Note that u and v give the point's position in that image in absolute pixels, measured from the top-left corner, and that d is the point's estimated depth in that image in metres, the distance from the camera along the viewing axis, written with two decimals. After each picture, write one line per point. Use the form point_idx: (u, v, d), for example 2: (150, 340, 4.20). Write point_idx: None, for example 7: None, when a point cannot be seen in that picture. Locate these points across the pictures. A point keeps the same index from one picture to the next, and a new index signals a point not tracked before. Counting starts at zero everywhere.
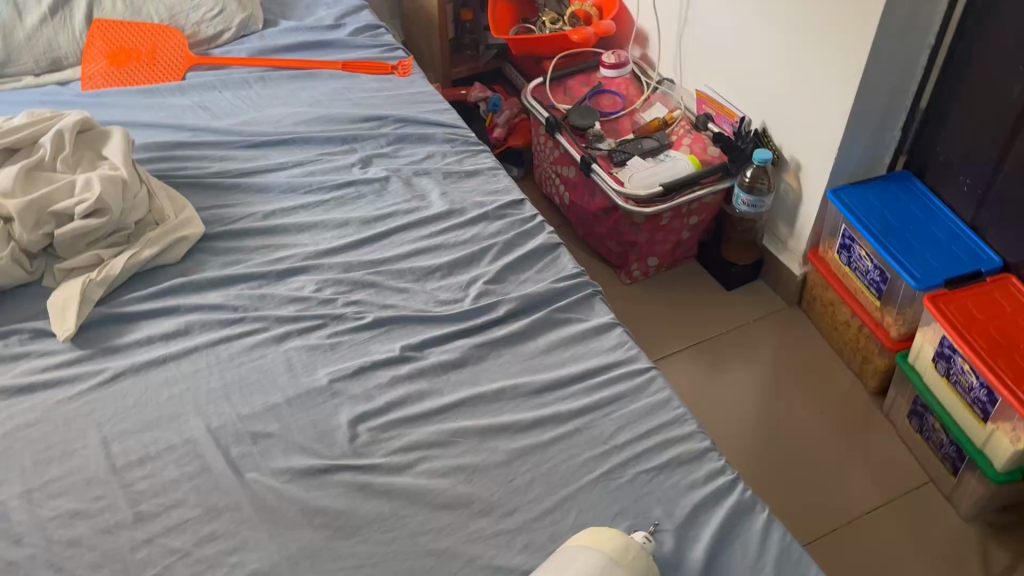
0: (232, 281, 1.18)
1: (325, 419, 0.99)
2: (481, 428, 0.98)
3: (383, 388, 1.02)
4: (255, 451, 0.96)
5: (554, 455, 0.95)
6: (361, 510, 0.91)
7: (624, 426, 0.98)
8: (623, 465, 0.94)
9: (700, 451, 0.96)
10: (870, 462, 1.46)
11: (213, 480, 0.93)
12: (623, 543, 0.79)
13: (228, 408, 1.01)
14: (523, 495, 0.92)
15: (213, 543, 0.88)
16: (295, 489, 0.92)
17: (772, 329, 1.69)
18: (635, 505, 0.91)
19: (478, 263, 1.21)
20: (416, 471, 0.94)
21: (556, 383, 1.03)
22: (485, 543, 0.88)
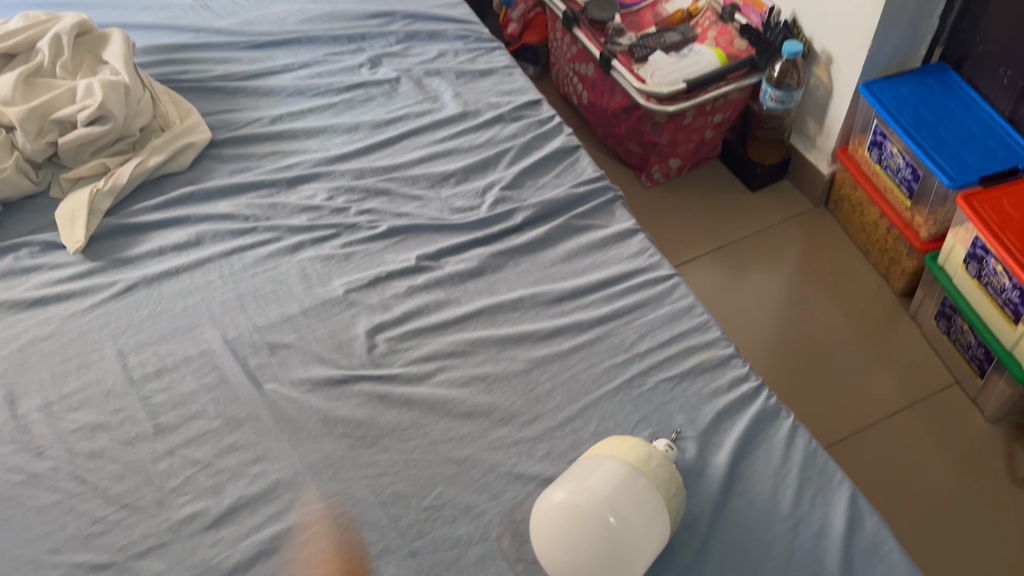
0: (242, 189, 1.15)
1: (342, 329, 0.98)
2: (499, 337, 0.96)
3: (399, 298, 1.00)
4: (273, 362, 0.95)
5: (575, 364, 0.94)
6: (382, 421, 0.90)
7: (646, 334, 0.96)
8: (645, 373, 0.93)
9: (724, 358, 0.94)
10: (894, 365, 1.44)
11: (231, 391, 0.93)
12: (648, 452, 0.77)
13: (243, 318, 1.00)
14: (544, 404, 0.91)
15: (235, 454, 0.88)
16: (314, 399, 0.92)
17: (798, 232, 1.65)
18: (657, 412, 0.90)
19: (494, 167, 1.16)
20: (436, 381, 0.93)
21: (576, 291, 1.01)
22: (506, 452, 0.87)
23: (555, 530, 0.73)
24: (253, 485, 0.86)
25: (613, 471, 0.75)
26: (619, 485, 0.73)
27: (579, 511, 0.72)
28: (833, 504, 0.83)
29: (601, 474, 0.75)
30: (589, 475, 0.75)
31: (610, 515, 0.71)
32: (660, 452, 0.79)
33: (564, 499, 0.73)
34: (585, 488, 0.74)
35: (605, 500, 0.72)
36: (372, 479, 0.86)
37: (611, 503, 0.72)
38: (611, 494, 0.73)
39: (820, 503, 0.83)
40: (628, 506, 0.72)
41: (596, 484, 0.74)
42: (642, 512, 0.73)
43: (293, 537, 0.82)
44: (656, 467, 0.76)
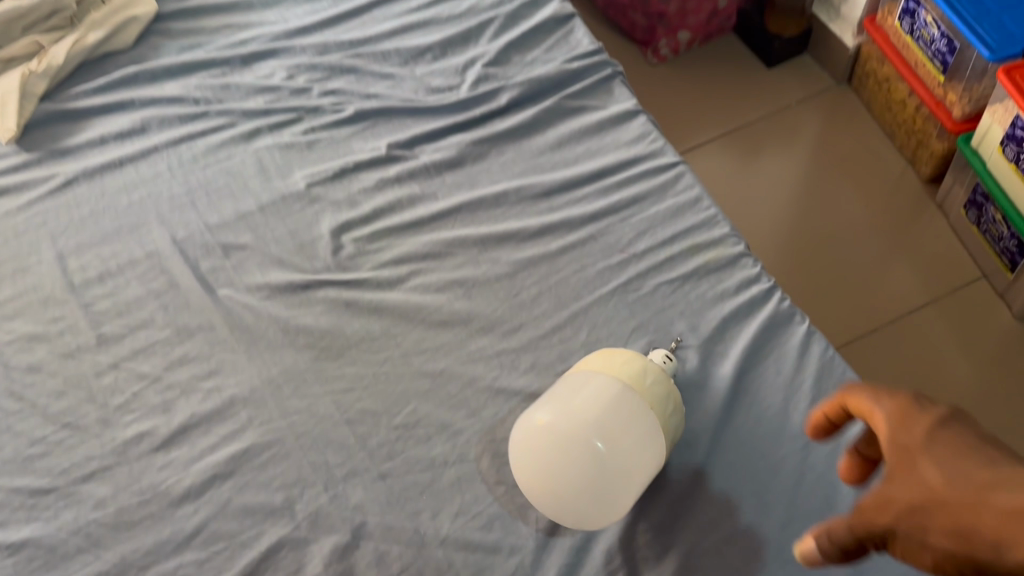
0: (193, 69, 1.02)
1: (304, 228, 0.87)
2: (480, 237, 0.86)
3: (368, 193, 0.89)
4: (228, 265, 0.86)
5: (564, 266, 0.84)
6: (348, 330, 0.81)
7: (645, 231, 0.86)
8: (642, 275, 0.83)
9: (732, 257, 0.83)
10: (916, 258, 1.34)
11: (182, 298, 0.84)
12: (644, 369, 0.67)
13: (195, 216, 0.90)
14: (528, 311, 0.82)
15: (186, 367, 0.80)
16: (273, 307, 0.82)
17: (817, 112, 1.51)
18: (655, 319, 0.80)
19: (476, 41, 1.03)
20: (409, 287, 0.83)
21: (566, 183, 0.89)
22: (485, 364, 0.79)
23: (533, 456, 0.64)
24: (208, 402, 0.78)
25: (602, 392, 0.65)
26: (608, 409, 0.64)
27: (562, 436, 0.63)
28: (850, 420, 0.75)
29: (589, 396, 0.65)
30: (575, 396, 0.66)
31: (596, 445, 0.63)
32: (658, 368, 0.69)
33: (545, 422, 0.65)
34: (570, 411, 0.64)
35: (591, 427, 0.63)
36: (337, 395, 0.77)
37: (598, 430, 0.63)
38: (599, 419, 0.64)
39: None
40: (619, 433, 0.64)
41: (583, 407, 0.65)
42: (634, 439, 0.64)
43: (251, 459, 0.75)
44: (653, 386, 0.67)
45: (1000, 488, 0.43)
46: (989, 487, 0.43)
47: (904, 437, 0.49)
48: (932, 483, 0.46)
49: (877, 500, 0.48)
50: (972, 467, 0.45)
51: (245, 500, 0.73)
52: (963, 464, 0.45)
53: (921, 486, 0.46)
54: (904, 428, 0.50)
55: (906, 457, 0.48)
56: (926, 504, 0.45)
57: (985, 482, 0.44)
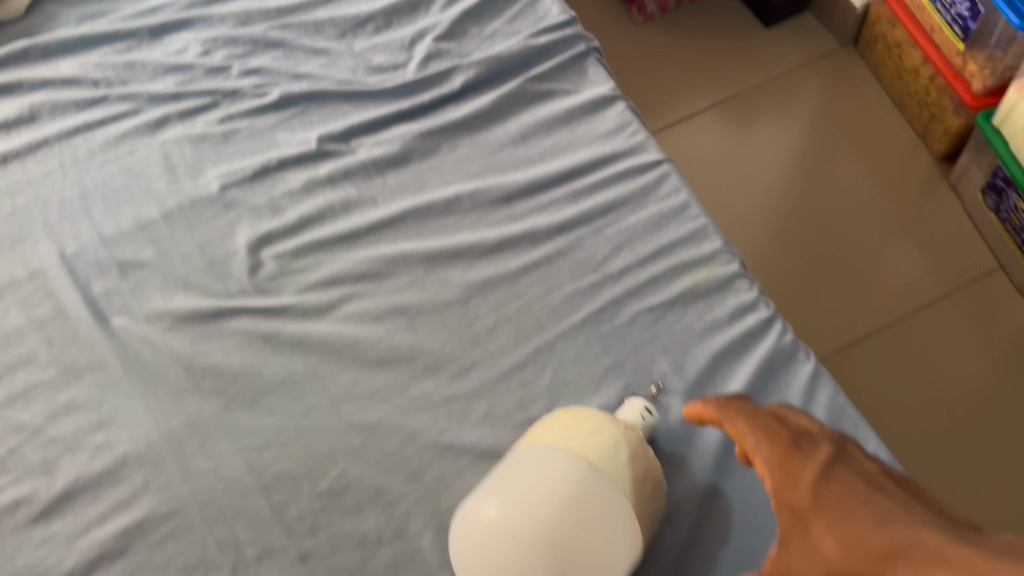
0: (93, 43, 0.85)
1: (217, 242, 0.73)
2: (426, 254, 0.72)
3: (294, 198, 0.75)
4: (125, 288, 0.72)
5: (526, 290, 0.71)
6: (266, 371, 0.68)
7: (622, 245, 0.72)
8: (619, 302, 0.69)
9: (725, 278, 0.69)
10: (925, 247, 1.21)
11: (70, 329, 0.70)
12: (614, 436, 0.56)
13: (89, 226, 0.76)
14: (482, 347, 0.69)
15: (72, 417, 0.67)
16: (177, 341, 0.69)
17: (818, 78, 1.36)
18: (633, 357, 0.67)
19: (427, 8, 0.87)
20: (340, 316, 0.70)
21: (530, 186, 0.75)
22: (430, 414, 0.66)
23: (478, 557, 0.52)
24: (96, 461, 0.65)
25: (564, 469, 0.53)
26: (571, 494, 0.52)
27: (518, 535, 0.51)
28: None
29: (547, 476, 0.53)
30: (530, 476, 0.53)
31: (557, 543, 0.50)
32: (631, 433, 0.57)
33: (492, 512, 0.52)
34: (523, 497, 0.52)
35: (550, 520, 0.51)
36: (251, 453, 0.65)
37: (559, 524, 0.51)
38: (559, 509, 0.51)
39: None
40: (584, 527, 0.51)
41: (540, 492, 0.52)
42: (604, 533, 0.52)
43: (146, 534, 0.62)
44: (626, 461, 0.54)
45: (901, 557, 0.43)
46: (862, 530, 0.45)
47: (784, 491, 0.50)
48: (829, 553, 0.46)
49: (776, 569, 0.47)
50: (863, 526, 0.45)
51: None
52: (855, 523, 0.46)
53: (815, 556, 0.46)
54: (788, 485, 0.50)
55: (799, 521, 0.48)
56: (829, 574, 0.45)
57: (882, 548, 0.44)
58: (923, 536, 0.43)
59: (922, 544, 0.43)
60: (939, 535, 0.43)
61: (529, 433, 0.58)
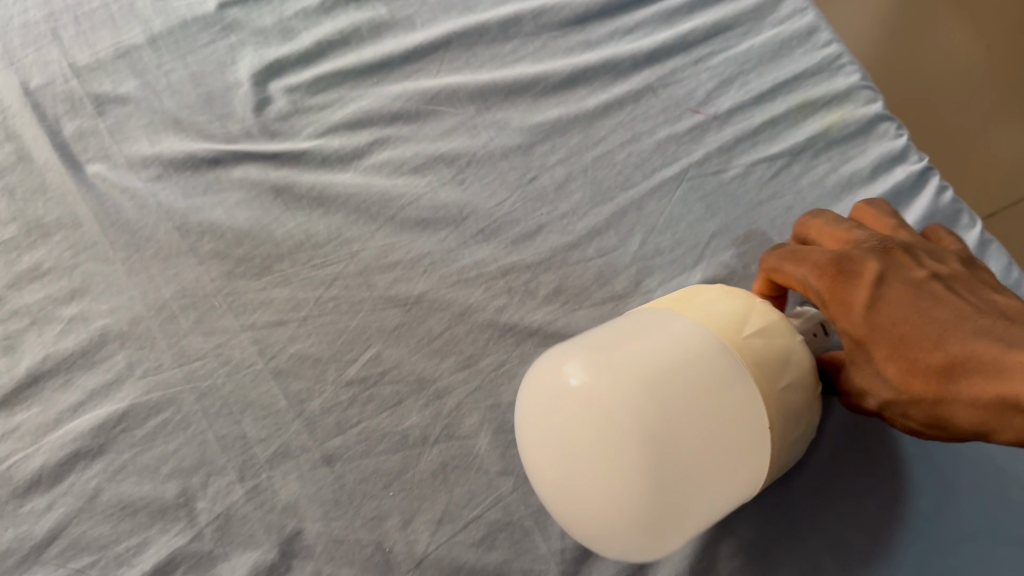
0: None
1: (214, 71, 0.58)
2: (479, 88, 0.57)
3: (312, 18, 0.60)
4: (103, 129, 0.57)
5: (606, 135, 0.55)
6: (278, 232, 0.54)
7: (731, 79, 0.56)
8: (726, 151, 0.54)
9: (862, 124, 0.54)
10: None
11: (35, 177, 0.56)
12: (793, 353, 0.40)
13: (56, 53, 0.60)
14: (552, 205, 0.54)
15: (38, 285, 0.53)
16: (169, 193, 0.55)
17: None
18: (746, 221, 0.52)
19: None
20: (371, 165, 0.55)
21: (610, 5, 0.59)
22: (486, 287, 0.52)
23: (549, 421, 0.40)
24: (68, 339, 0.52)
25: (701, 362, 0.39)
26: (704, 396, 0.38)
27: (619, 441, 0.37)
28: None
29: (680, 353, 0.39)
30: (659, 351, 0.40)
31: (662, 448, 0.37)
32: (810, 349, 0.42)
33: (583, 375, 0.39)
34: (641, 368, 0.39)
35: (663, 416, 0.38)
36: (261, 332, 0.51)
37: (673, 423, 0.38)
38: (681, 403, 0.38)
39: None
40: (702, 444, 0.38)
41: (662, 373, 0.39)
42: (723, 442, 0.39)
43: (131, 428, 0.50)
44: (795, 382, 0.40)
45: (964, 372, 0.35)
46: (921, 349, 0.36)
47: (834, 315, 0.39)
48: (891, 380, 0.37)
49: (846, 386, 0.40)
50: (922, 343, 0.36)
51: (121, 493, 0.48)
52: (910, 337, 0.36)
53: (876, 376, 0.38)
54: (837, 305, 0.39)
55: (855, 340, 0.39)
56: (895, 401, 0.38)
57: (943, 367, 0.35)
58: (987, 346, 0.35)
59: (982, 354, 0.35)
60: (1002, 342, 0.34)
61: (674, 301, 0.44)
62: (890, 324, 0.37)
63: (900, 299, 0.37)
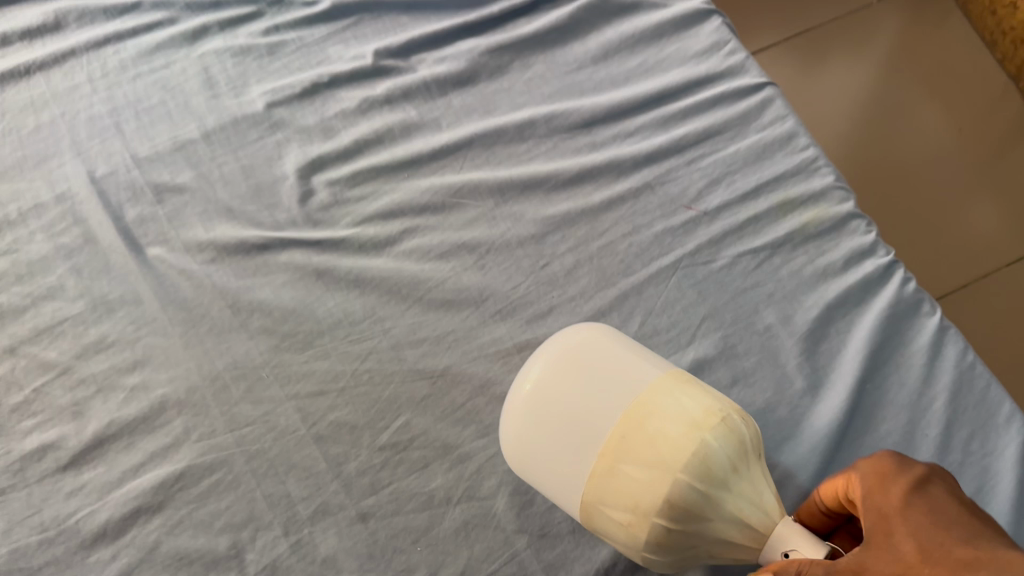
0: None
1: (263, 165, 0.66)
2: (497, 183, 0.64)
3: (349, 118, 0.67)
4: (161, 215, 0.64)
5: (610, 226, 0.63)
6: (319, 311, 0.60)
7: (720, 179, 0.64)
8: (715, 243, 0.61)
9: (837, 220, 0.62)
10: (1013, 196, 1.10)
11: (100, 258, 0.63)
12: (647, 498, 0.43)
13: (120, 145, 0.68)
14: (562, 289, 0.61)
15: (103, 356, 0.60)
16: (221, 275, 0.62)
17: (904, 12, 1.24)
18: (733, 307, 0.59)
19: None
20: (401, 251, 0.63)
21: (612, 111, 0.67)
22: (503, 362, 0.59)
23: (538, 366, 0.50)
24: (129, 405, 0.58)
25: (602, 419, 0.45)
26: (573, 444, 0.46)
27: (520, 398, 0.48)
28: (997, 456, 0.55)
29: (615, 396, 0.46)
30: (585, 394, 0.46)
31: (527, 434, 0.47)
32: (706, 501, 0.44)
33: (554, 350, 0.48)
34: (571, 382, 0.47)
35: (540, 416, 0.47)
36: (304, 401, 0.58)
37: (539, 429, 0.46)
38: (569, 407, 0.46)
39: (976, 454, 0.55)
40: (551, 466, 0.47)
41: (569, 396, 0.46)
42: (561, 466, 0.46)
43: (187, 487, 0.56)
44: (642, 479, 0.44)
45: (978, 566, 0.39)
46: (948, 543, 0.41)
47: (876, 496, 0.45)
48: (907, 555, 0.41)
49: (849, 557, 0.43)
50: (947, 540, 0.41)
51: (178, 545, 0.54)
52: (939, 533, 0.41)
53: (892, 552, 0.42)
54: (879, 487, 0.45)
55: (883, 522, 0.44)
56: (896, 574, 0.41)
57: (962, 559, 0.40)
58: (1008, 555, 0.39)
59: (1003, 557, 0.39)
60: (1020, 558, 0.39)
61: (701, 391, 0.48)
62: (929, 514, 0.43)
63: (942, 504, 0.43)
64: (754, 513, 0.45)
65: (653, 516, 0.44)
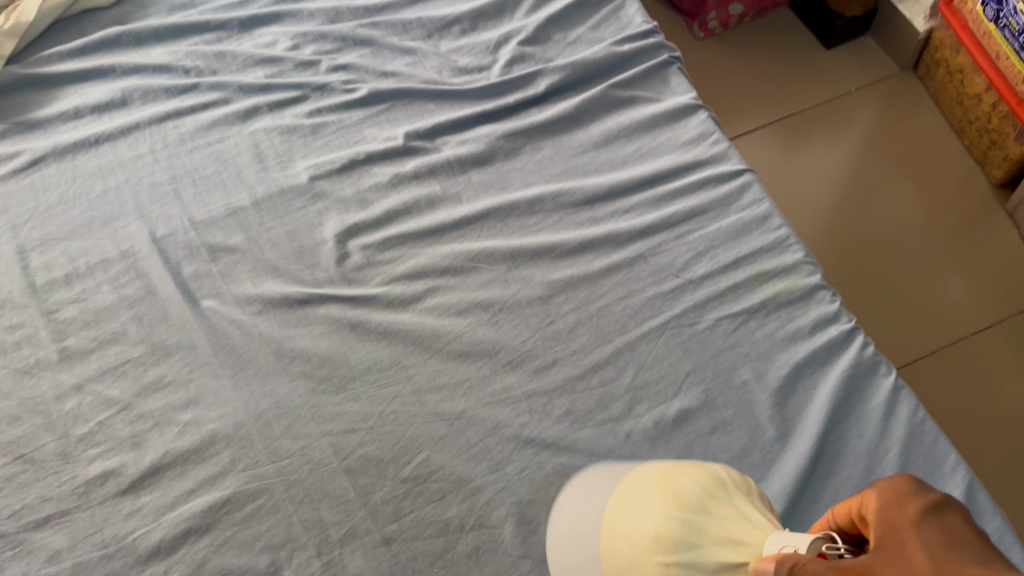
0: (182, 33, 0.88)
1: (305, 230, 0.75)
2: (510, 250, 0.73)
3: (380, 191, 0.77)
4: (215, 271, 0.73)
5: (608, 291, 0.72)
6: (352, 358, 0.69)
7: (704, 252, 0.73)
8: (700, 308, 0.70)
9: (806, 290, 0.71)
10: (978, 272, 1.19)
11: (160, 308, 0.72)
12: (635, 540, 0.50)
13: (179, 210, 0.77)
14: (564, 344, 0.69)
15: (160, 394, 0.68)
16: (266, 325, 0.71)
17: (879, 101, 1.36)
18: (714, 363, 0.68)
19: (511, 14, 0.89)
20: (424, 307, 0.71)
21: (611, 191, 0.76)
22: (512, 407, 0.67)
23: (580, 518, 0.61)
24: (182, 438, 0.66)
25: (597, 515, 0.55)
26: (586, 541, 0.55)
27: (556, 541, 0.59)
28: None
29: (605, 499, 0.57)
30: (591, 506, 0.58)
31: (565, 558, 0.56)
32: (682, 525, 0.50)
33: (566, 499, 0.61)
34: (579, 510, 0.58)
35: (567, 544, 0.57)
36: (337, 437, 0.66)
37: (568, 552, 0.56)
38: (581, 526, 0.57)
39: None
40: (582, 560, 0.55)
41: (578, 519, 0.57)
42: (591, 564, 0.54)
43: (233, 511, 0.63)
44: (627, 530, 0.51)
45: None
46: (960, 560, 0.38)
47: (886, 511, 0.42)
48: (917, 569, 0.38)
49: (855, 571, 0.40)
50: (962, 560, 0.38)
51: (223, 562, 0.62)
52: (952, 551, 0.39)
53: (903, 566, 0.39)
54: (894, 504, 0.42)
55: (895, 536, 0.41)
56: None
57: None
58: None
59: None
60: None
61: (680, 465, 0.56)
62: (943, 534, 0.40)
63: (955, 527, 0.40)
64: (741, 528, 0.49)
65: (644, 555, 0.50)
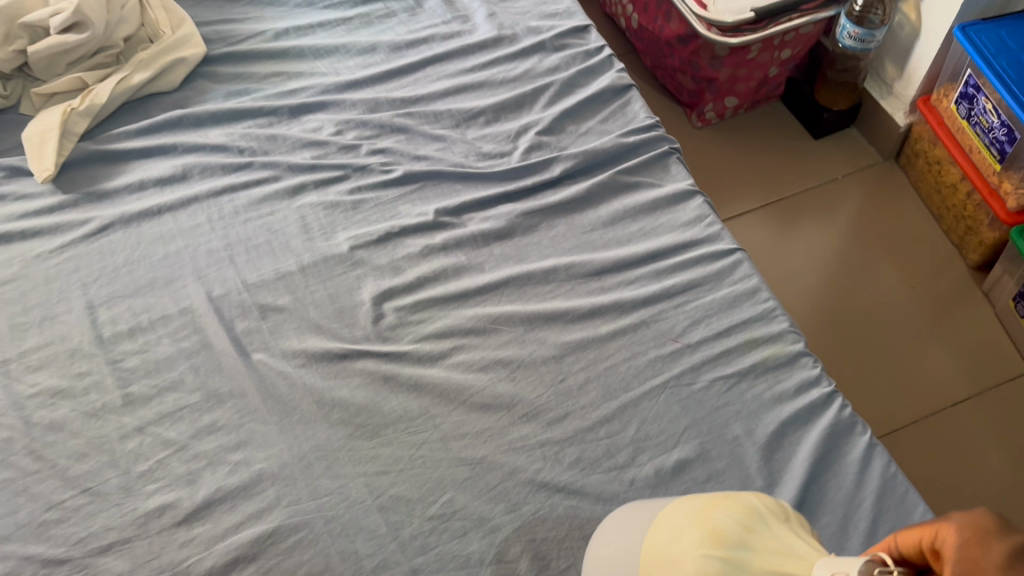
0: (237, 117, 0.99)
1: (345, 293, 0.85)
2: (527, 314, 0.82)
3: (412, 260, 0.87)
4: (264, 328, 0.83)
5: (614, 352, 0.80)
6: (385, 407, 0.77)
7: (700, 320, 0.82)
8: (696, 369, 0.79)
9: (791, 356, 0.80)
10: (956, 347, 1.28)
11: (214, 360, 0.81)
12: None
13: (233, 273, 0.86)
14: (575, 399, 0.78)
15: (213, 437, 0.76)
16: (309, 376, 0.79)
17: (864, 188, 1.47)
18: (709, 419, 0.76)
19: (530, 107, 1.00)
20: (450, 363, 0.80)
21: (618, 264, 0.86)
22: (528, 454, 0.75)
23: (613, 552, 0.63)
24: (233, 476, 0.74)
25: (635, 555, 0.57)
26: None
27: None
28: None
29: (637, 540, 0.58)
30: (622, 544, 0.59)
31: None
32: (721, 566, 0.50)
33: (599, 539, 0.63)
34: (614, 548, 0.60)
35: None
36: (371, 478, 0.74)
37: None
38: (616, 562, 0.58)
39: None
40: None
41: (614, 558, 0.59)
42: None
43: (277, 542, 0.71)
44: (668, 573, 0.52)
45: None
46: None
47: None
48: None
49: None
50: None
51: None
52: None
53: None
54: None
55: None
56: None
57: None
58: None
59: None
60: None
61: (705, 497, 0.56)
62: None
63: None
64: (784, 562, 0.49)
65: None
